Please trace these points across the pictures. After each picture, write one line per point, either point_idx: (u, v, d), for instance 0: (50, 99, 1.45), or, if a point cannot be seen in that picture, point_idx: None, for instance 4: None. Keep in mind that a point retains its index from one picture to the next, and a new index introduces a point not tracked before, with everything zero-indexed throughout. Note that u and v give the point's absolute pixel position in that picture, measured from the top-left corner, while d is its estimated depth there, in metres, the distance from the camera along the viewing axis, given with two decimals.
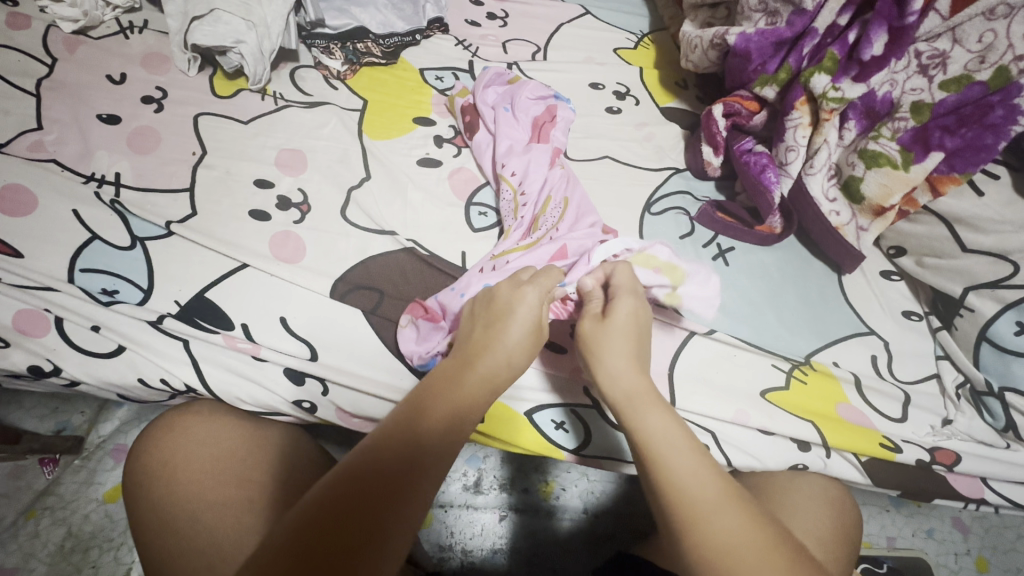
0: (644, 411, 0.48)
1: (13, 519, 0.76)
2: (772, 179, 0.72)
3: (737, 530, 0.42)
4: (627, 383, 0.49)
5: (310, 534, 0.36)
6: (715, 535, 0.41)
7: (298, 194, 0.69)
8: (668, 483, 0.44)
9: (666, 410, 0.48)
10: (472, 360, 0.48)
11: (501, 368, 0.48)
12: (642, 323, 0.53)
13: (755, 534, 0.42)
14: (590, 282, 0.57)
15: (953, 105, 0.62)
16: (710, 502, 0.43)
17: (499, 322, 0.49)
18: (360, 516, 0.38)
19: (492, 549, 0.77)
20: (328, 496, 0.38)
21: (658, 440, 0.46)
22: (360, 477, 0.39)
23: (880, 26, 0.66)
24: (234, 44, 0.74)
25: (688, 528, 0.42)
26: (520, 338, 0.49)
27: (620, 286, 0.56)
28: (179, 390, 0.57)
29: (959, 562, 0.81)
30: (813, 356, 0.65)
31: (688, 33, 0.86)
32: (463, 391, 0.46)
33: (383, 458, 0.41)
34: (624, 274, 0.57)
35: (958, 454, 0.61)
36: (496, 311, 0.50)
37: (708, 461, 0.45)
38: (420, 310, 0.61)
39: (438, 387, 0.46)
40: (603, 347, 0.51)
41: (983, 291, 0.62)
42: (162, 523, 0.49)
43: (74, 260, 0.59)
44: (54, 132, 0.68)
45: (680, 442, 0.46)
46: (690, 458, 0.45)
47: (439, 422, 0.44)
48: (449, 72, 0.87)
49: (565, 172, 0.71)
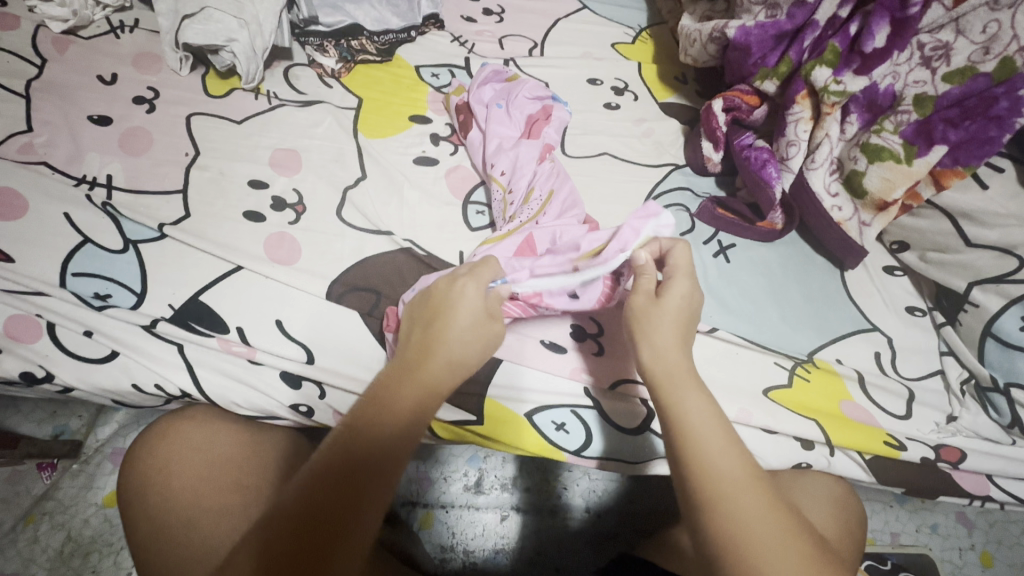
0: (685, 388, 0.47)
1: (12, 524, 0.76)
2: (773, 174, 0.71)
3: (761, 519, 0.41)
4: (665, 359, 0.48)
5: (289, 528, 0.38)
6: (735, 515, 0.41)
7: (293, 194, 0.68)
8: (698, 464, 0.43)
9: (704, 391, 0.47)
10: (424, 351, 0.46)
11: (452, 364, 0.46)
12: (693, 307, 0.52)
13: (776, 525, 0.41)
14: (644, 256, 0.54)
15: (957, 97, 0.61)
16: (739, 488, 0.42)
17: (446, 321, 0.48)
18: (329, 511, 0.39)
19: (494, 549, 0.77)
20: (305, 487, 0.40)
21: (695, 420, 0.45)
22: (332, 470, 0.40)
23: (882, 18, 0.64)
24: (226, 43, 0.73)
25: (714, 510, 0.41)
26: (468, 335, 0.47)
27: (677, 266, 0.53)
28: (173, 396, 0.56)
29: (963, 557, 0.81)
30: (815, 353, 0.65)
31: (687, 26, 0.84)
32: (415, 382, 0.45)
33: (348, 451, 0.41)
34: (683, 254, 0.54)
35: (963, 451, 0.61)
36: (440, 311, 0.49)
37: (741, 447, 0.44)
38: (389, 321, 0.58)
39: (396, 378, 0.45)
40: (655, 322, 0.50)
41: (988, 286, 0.61)
42: (158, 531, 0.49)
43: (66, 264, 0.58)
44: (44, 134, 0.67)
45: (713, 424, 0.45)
46: (726, 442, 0.44)
47: (399, 415, 0.43)
48: (445, 69, 0.86)
49: (554, 167, 0.70)
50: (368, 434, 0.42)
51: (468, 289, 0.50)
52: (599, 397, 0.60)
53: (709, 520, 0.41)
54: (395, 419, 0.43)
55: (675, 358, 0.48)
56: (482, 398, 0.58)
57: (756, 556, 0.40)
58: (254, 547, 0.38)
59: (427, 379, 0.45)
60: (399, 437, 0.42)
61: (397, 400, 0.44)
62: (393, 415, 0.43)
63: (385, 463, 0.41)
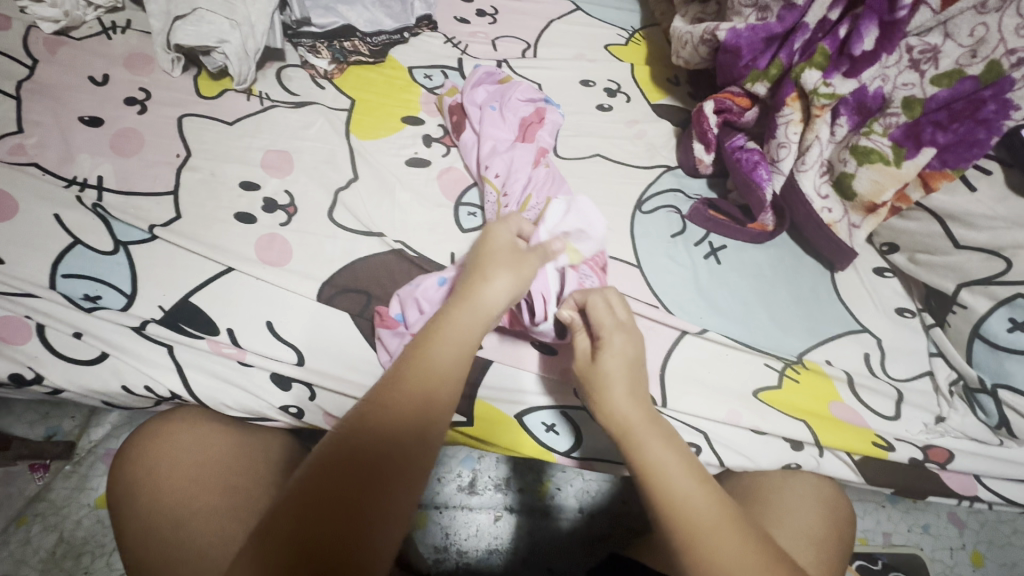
0: (651, 439, 0.46)
1: (3, 526, 0.75)
2: (764, 177, 0.72)
3: (735, 551, 0.43)
4: (622, 415, 0.47)
5: (297, 536, 0.38)
6: (714, 554, 0.42)
7: (285, 196, 0.68)
8: (670, 505, 0.44)
9: (668, 436, 0.47)
10: (426, 351, 0.46)
11: (484, 312, 0.48)
12: (634, 360, 0.50)
13: (749, 551, 0.43)
14: (565, 313, 0.52)
15: (945, 100, 0.61)
16: (715, 529, 0.43)
17: (482, 264, 0.51)
18: (338, 515, 0.38)
19: (487, 550, 0.77)
20: (304, 490, 0.40)
21: (663, 467, 0.45)
22: (354, 442, 0.41)
23: (871, 21, 0.65)
24: (218, 44, 0.73)
25: (692, 554, 0.43)
26: (505, 279, 0.50)
27: (600, 325, 0.50)
28: (163, 397, 0.56)
29: (954, 558, 0.81)
30: (805, 355, 0.65)
31: (678, 29, 0.84)
32: (424, 384, 0.44)
33: (349, 453, 0.41)
34: (600, 307, 0.51)
35: (951, 452, 0.61)
36: (478, 259, 0.53)
37: (708, 483, 0.45)
38: (379, 319, 0.59)
39: (399, 381, 0.44)
40: (605, 380, 0.48)
41: (975, 288, 0.62)
42: (148, 532, 0.49)
43: (56, 266, 0.58)
44: (34, 135, 0.67)
45: (681, 467, 0.45)
46: (691, 482, 0.45)
47: (445, 354, 0.46)
48: (438, 70, 0.86)
49: (549, 172, 0.70)
50: (378, 432, 0.42)
51: (500, 237, 0.54)
52: None
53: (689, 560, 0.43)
54: (407, 421, 0.43)
55: (629, 410, 0.47)
56: (472, 399, 0.59)
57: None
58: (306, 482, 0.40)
59: (433, 377, 0.44)
60: (413, 437, 0.43)
61: (398, 402, 0.43)
62: (397, 419, 0.43)
63: (402, 464, 0.41)
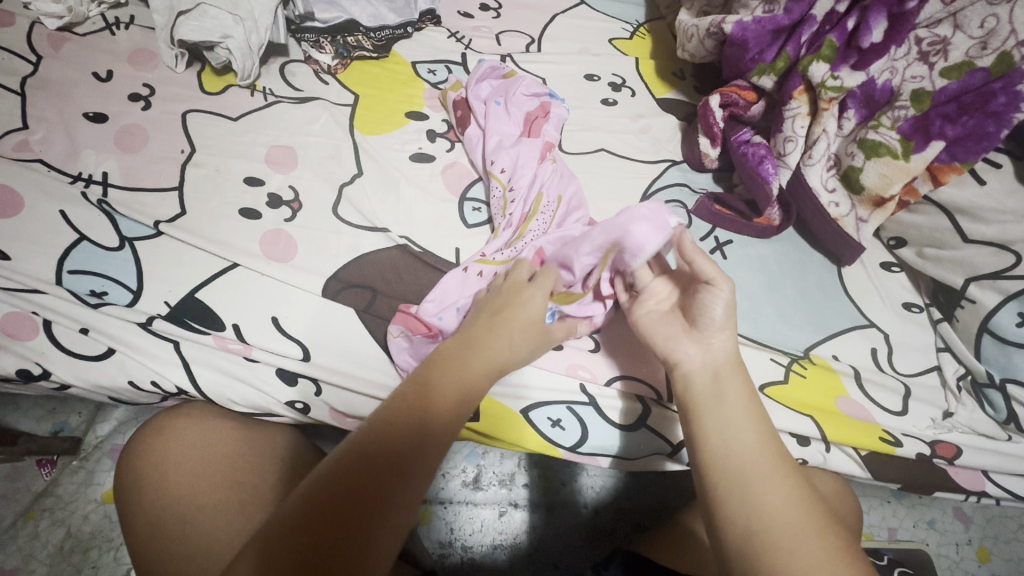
0: (730, 382, 0.48)
1: (12, 520, 0.76)
2: (770, 170, 0.71)
3: (783, 513, 0.40)
4: (711, 353, 0.49)
5: (295, 537, 0.37)
6: (760, 506, 0.41)
7: (290, 191, 0.68)
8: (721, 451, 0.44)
9: (746, 385, 0.48)
10: (445, 378, 0.46)
11: (497, 365, 0.48)
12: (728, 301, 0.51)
13: (804, 521, 0.40)
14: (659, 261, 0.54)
15: (954, 93, 0.60)
16: (761, 478, 0.42)
17: (500, 314, 0.50)
18: (346, 511, 0.39)
19: (492, 545, 0.77)
20: (332, 478, 0.40)
21: (730, 422, 0.45)
22: (387, 433, 0.43)
23: (880, 12, 0.64)
24: (222, 39, 0.73)
25: (734, 498, 0.42)
26: (520, 338, 0.50)
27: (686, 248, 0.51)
28: (169, 393, 0.56)
29: (960, 553, 0.81)
30: (812, 350, 0.65)
31: (685, 22, 0.84)
32: (442, 396, 0.45)
33: (374, 448, 0.42)
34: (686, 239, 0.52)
35: (958, 447, 0.60)
36: (508, 309, 0.51)
37: (774, 445, 0.45)
38: (414, 324, 0.58)
39: (415, 391, 0.45)
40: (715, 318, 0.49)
41: (983, 282, 0.61)
42: (151, 527, 0.50)
43: (62, 261, 0.58)
44: (39, 131, 0.67)
45: (744, 425, 0.45)
46: (753, 427, 0.45)
47: (458, 384, 0.46)
48: (443, 65, 0.85)
49: (557, 167, 0.70)
50: (396, 435, 0.43)
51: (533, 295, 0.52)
52: (597, 393, 0.60)
53: (733, 511, 0.41)
54: (409, 435, 0.43)
55: (726, 349, 0.49)
56: None
57: (771, 540, 0.39)
58: (329, 472, 0.40)
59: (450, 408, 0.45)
60: (412, 452, 0.42)
61: (429, 405, 0.44)
62: (417, 428, 0.43)
63: (409, 469, 0.42)
